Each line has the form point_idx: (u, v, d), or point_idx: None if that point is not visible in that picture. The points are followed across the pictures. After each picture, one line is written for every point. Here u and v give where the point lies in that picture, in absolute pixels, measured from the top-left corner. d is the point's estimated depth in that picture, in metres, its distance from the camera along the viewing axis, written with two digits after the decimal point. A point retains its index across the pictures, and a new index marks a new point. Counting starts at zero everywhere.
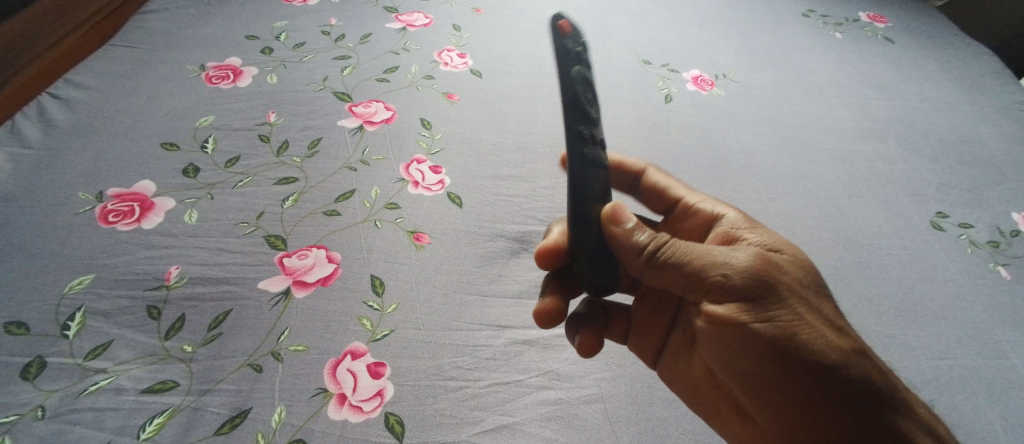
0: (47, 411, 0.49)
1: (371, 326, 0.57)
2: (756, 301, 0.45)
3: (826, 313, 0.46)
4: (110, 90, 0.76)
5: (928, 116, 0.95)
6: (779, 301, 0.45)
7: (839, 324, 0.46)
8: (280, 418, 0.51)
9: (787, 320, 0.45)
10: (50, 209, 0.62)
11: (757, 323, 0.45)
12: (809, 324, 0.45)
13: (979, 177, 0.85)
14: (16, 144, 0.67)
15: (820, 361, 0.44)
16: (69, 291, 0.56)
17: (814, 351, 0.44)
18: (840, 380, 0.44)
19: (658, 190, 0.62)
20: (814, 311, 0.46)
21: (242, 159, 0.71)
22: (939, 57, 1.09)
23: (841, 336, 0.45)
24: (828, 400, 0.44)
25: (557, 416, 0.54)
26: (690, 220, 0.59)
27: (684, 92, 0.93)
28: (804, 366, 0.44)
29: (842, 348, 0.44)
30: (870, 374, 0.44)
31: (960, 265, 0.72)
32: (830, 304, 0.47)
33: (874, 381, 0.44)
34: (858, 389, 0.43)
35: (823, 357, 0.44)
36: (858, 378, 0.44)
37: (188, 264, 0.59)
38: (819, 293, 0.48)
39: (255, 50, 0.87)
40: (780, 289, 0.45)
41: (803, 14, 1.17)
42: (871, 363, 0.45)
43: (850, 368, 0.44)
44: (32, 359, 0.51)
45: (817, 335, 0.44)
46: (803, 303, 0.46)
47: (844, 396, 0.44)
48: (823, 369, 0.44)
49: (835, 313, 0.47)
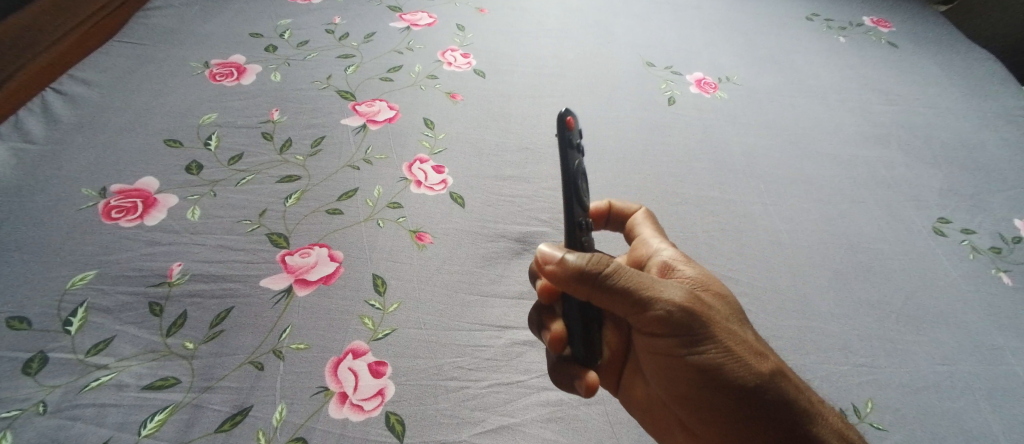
0: (48, 407, 0.49)
1: (373, 325, 0.57)
2: (686, 334, 0.48)
3: (748, 342, 0.50)
4: (114, 86, 0.76)
5: (931, 121, 0.95)
6: (708, 334, 0.48)
7: (761, 349, 0.50)
8: (280, 416, 0.51)
9: (715, 351, 0.48)
10: (53, 205, 0.62)
11: (692, 355, 0.49)
12: (734, 354, 0.48)
13: (981, 182, 0.85)
14: (20, 139, 0.67)
15: (745, 386, 0.48)
16: (71, 287, 0.56)
17: (741, 379, 0.48)
18: (763, 403, 0.47)
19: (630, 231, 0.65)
20: (737, 341, 0.49)
21: (245, 156, 0.71)
22: (942, 62, 1.09)
23: (765, 361, 0.49)
24: (753, 418, 0.48)
25: (557, 417, 0.54)
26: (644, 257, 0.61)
27: (688, 95, 0.93)
28: (732, 392, 0.48)
29: (766, 374, 0.48)
30: (790, 396, 0.48)
31: (962, 271, 0.72)
32: (754, 334, 0.51)
33: (790, 402, 0.48)
34: (779, 410, 0.47)
35: (744, 382, 0.48)
36: (779, 400, 0.48)
37: (190, 261, 0.59)
38: (743, 326, 0.51)
39: (259, 48, 0.87)
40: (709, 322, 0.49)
41: (807, 17, 1.17)
42: (790, 384, 0.49)
43: (772, 390, 0.48)
44: (34, 354, 0.51)
45: (743, 363, 0.48)
46: (730, 335, 0.49)
47: (766, 416, 0.47)
48: (748, 393, 0.48)
49: (755, 341, 0.51)
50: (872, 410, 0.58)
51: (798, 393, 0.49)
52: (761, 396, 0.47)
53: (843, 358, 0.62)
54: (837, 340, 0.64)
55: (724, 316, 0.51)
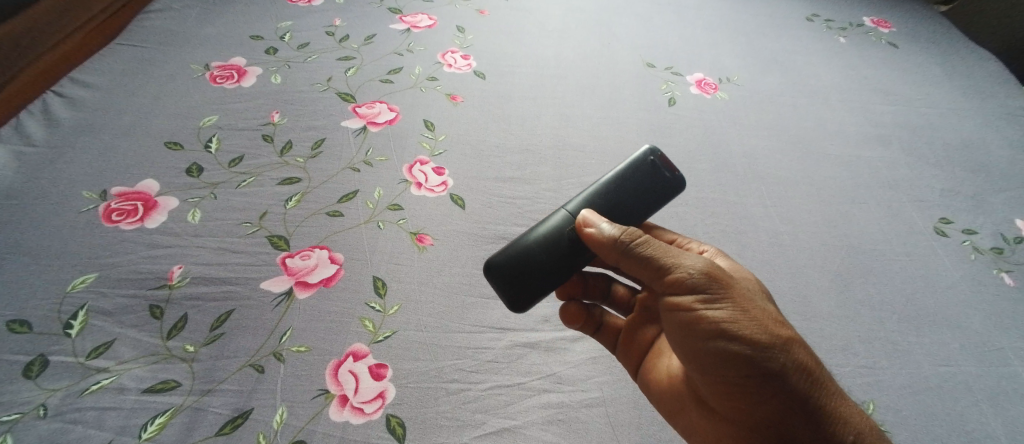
0: (48, 410, 0.49)
1: (373, 327, 0.57)
2: (709, 294, 0.48)
3: (771, 311, 0.50)
4: (115, 89, 0.76)
5: (932, 122, 0.94)
6: (729, 297, 0.49)
7: (782, 319, 0.50)
8: (281, 419, 0.51)
9: (737, 313, 0.48)
10: (53, 208, 0.62)
11: (711, 314, 0.48)
12: (756, 317, 0.48)
13: (983, 183, 0.84)
14: (20, 142, 0.67)
15: (763, 349, 0.47)
16: (71, 290, 0.56)
17: (759, 341, 0.47)
18: (780, 366, 0.47)
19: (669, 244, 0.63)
20: (760, 308, 0.49)
21: (245, 159, 0.71)
22: (942, 62, 1.09)
23: (784, 329, 0.48)
24: (773, 381, 0.47)
25: (558, 420, 0.54)
26: None
27: (688, 96, 0.93)
28: (748, 355, 0.47)
29: (783, 339, 0.48)
30: (806, 364, 0.48)
31: (964, 271, 0.72)
32: (775, 307, 0.51)
33: (808, 368, 0.47)
34: (796, 375, 0.47)
35: (765, 344, 0.47)
36: (796, 365, 0.47)
37: (191, 263, 0.59)
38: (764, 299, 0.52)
39: (259, 50, 0.87)
40: (730, 285, 0.49)
41: (807, 18, 1.16)
42: (809, 353, 0.48)
43: (789, 356, 0.47)
44: (34, 357, 0.51)
45: (763, 327, 0.48)
46: (750, 301, 0.49)
47: (780, 380, 0.47)
48: (765, 356, 0.47)
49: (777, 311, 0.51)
50: (874, 411, 0.58)
51: (816, 364, 0.48)
52: (777, 361, 0.47)
53: (845, 359, 0.62)
54: (838, 341, 0.63)
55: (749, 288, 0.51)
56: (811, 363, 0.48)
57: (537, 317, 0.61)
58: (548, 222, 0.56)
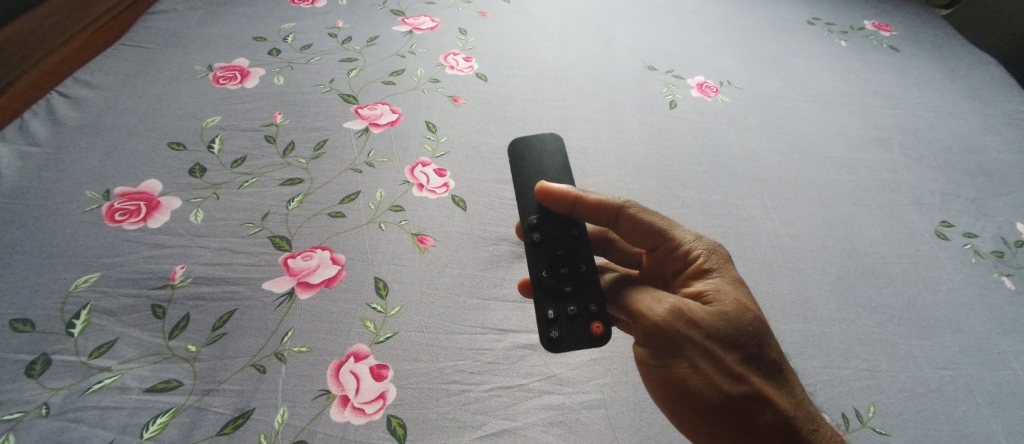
0: (51, 409, 0.49)
1: (374, 328, 0.58)
2: (658, 349, 0.49)
3: (728, 363, 0.47)
4: (120, 90, 0.77)
5: (932, 125, 0.95)
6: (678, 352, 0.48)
7: (742, 371, 0.47)
8: (283, 418, 0.51)
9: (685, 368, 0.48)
10: (57, 207, 0.62)
11: (663, 367, 0.49)
12: (705, 374, 0.47)
13: (983, 186, 0.84)
14: (25, 142, 0.68)
15: (713, 404, 0.47)
16: (75, 289, 0.56)
17: (708, 397, 0.47)
18: (732, 423, 0.47)
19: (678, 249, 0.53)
20: (713, 362, 0.47)
21: (248, 159, 0.71)
22: (944, 66, 1.09)
23: (739, 384, 0.47)
24: (726, 433, 0.48)
25: (559, 422, 0.54)
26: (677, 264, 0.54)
27: (689, 99, 0.93)
28: (702, 414, 0.48)
29: (734, 397, 0.47)
30: (763, 420, 0.47)
31: (965, 275, 0.72)
32: (740, 355, 0.48)
33: (761, 427, 0.47)
34: (749, 433, 0.47)
35: (713, 401, 0.47)
36: (749, 422, 0.47)
37: (193, 264, 0.60)
38: (732, 345, 0.48)
39: (262, 52, 0.87)
40: (685, 341, 0.48)
41: (808, 21, 1.17)
42: (767, 411, 0.47)
43: (743, 414, 0.47)
44: (37, 356, 0.52)
45: (712, 384, 0.47)
46: (705, 357, 0.48)
47: (738, 437, 0.47)
48: (721, 416, 0.48)
49: (741, 360, 0.48)
50: (874, 414, 0.58)
51: (773, 417, 0.47)
52: (731, 418, 0.47)
53: (845, 362, 0.62)
54: (838, 344, 0.63)
55: (711, 334, 0.48)
56: (772, 423, 0.46)
57: None
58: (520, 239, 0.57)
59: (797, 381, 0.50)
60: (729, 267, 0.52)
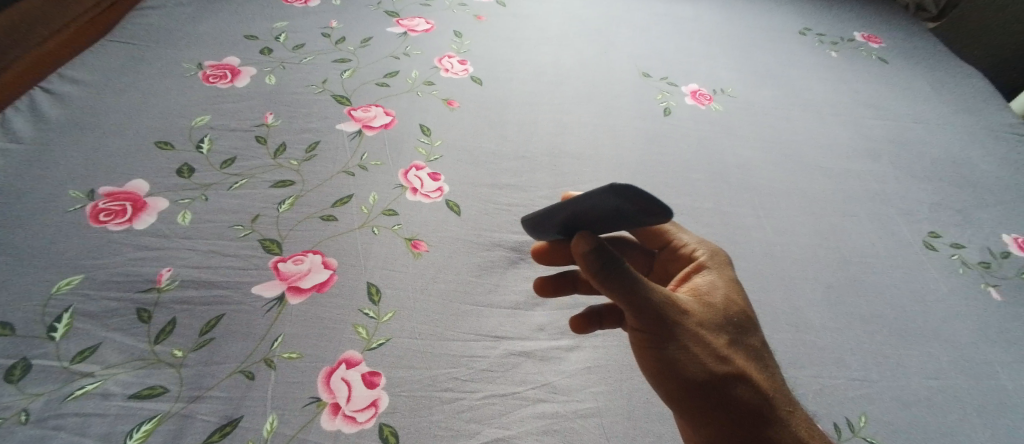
0: (30, 416, 0.47)
1: (366, 334, 0.57)
2: (651, 330, 0.47)
3: (715, 346, 0.48)
4: (106, 86, 0.75)
5: (920, 137, 0.96)
6: (669, 332, 0.47)
7: (726, 352, 0.48)
8: (272, 427, 0.50)
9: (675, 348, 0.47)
10: (40, 206, 0.61)
11: (653, 347, 0.48)
12: (693, 354, 0.47)
13: (969, 197, 0.86)
14: (6, 138, 0.66)
15: (698, 383, 0.47)
16: (56, 291, 0.55)
17: (695, 376, 0.47)
18: (716, 402, 0.47)
19: (681, 250, 0.57)
20: (701, 343, 0.48)
21: (238, 160, 0.70)
22: (930, 78, 1.11)
23: (725, 365, 0.47)
24: (712, 412, 0.47)
25: (552, 430, 0.54)
26: (678, 264, 0.57)
27: (683, 106, 0.94)
28: (687, 393, 0.47)
29: (719, 376, 0.47)
30: (746, 399, 0.47)
31: (952, 285, 0.73)
32: (725, 339, 0.49)
33: (743, 403, 0.47)
34: (732, 410, 0.47)
35: (700, 379, 0.47)
36: (732, 399, 0.47)
37: (181, 267, 0.58)
38: (718, 329, 0.50)
39: (254, 50, 0.86)
40: (679, 322, 0.47)
41: (800, 31, 1.18)
42: (747, 387, 0.47)
43: (726, 394, 0.47)
44: (16, 361, 0.50)
45: (699, 363, 0.47)
46: (696, 338, 0.47)
47: (721, 417, 0.47)
48: (705, 395, 0.47)
49: (727, 344, 0.49)
50: (865, 423, 0.58)
51: (752, 398, 0.47)
52: (715, 399, 0.47)
53: (836, 371, 0.62)
54: (829, 353, 0.64)
55: (700, 320, 0.49)
56: (751, 400, 0.47)
57: (531, 325, 0.61)
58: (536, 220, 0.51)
59: (778, 368, 0.51)
60: (723, 266, 0.55)
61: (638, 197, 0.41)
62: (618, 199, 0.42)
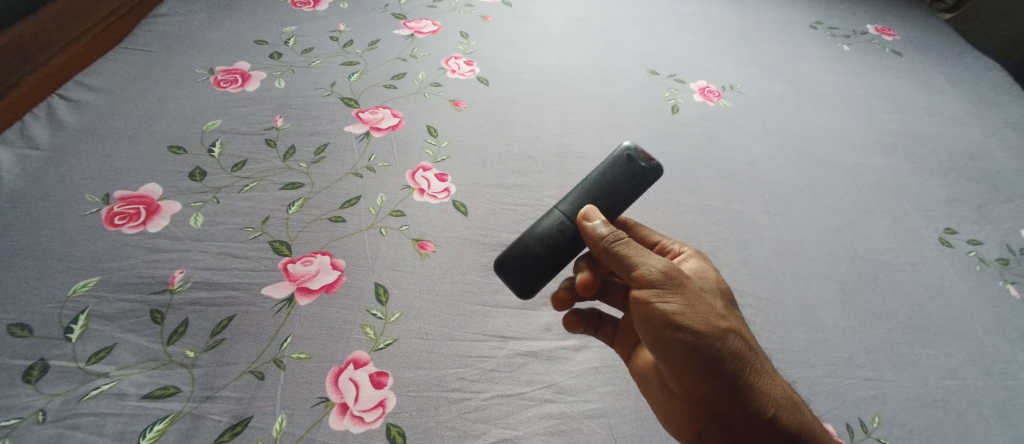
0: (48, 415, 0.49)
1: (374, 334, 0.57)
2: (660, 288, 0.49)
3: (716, 308, 0.51)
4: (121, 92, 0.77)
5: (936, 131, 0.94)
6: (678, 291, 0.50)
7: (724, 314, 0.51)
8: (281, 427, 0.50)
9: (683, 305, 0.49)
10: (57, 211, 0.62)
11: (662, 307, 0.49)
12: (700, 312, 0.49)
13: (988, 193, 0.84)
14: (26, 145, 0.68)
15: (705, 340, 0.48)
16: (73, 294, 0.56)
17: (702, 333, 0.48)
18: (719, 358, 0.48)
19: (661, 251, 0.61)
20: (705, 304, 0.50)
21: (248, 163, 0.71)
22: (947, 70, 1.09)
23: (724, 322, 0.50)
24: (716, 367, 0.48)
25: (559, 431, 0.53)
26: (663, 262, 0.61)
27: (691, 103, 0.93)
28: (693, 350, 0.49)
29: (722, 331, 0.49)
30: (745, 354, 0.49)
31: (970, 283, 0.72)
32: (721, 304, 0.52)
33: (743, 357, 0.49)
34: (733, 364, 0.49)
35: (706, 335, 0.48)
36: (734, 355, 0.49)
37: (192, 268, 0.59)
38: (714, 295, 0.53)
39: (264, 55, 0.87)
40: (685, 283, 0.50)
41: (811, 25, 1.16)
42: (746, 345, 0.50)
43: (728, 350, 0.49)
44: (34, 362, 0.51)
45: (705, 319, 0.49)
46: (698, 296, 0.50)
47: (723, 371, 0.48)
48: (710, 351, 0.48)
49: (723, 309, 0.52)
50: (879, 424, 0.58)
51: (747, 352, 0.49)
52: (715, 352, 0.48)
53: (849, 371, 0.61)
54: (842, 353, 0.63)
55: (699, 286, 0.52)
56: (749, 356, 0.49)
57: (538, 325, 0.61)
58: (538, 231, 0.55)
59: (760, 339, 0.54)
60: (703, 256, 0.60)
61: (636, 170, 0.56)
62: (625, 172, 0.56)
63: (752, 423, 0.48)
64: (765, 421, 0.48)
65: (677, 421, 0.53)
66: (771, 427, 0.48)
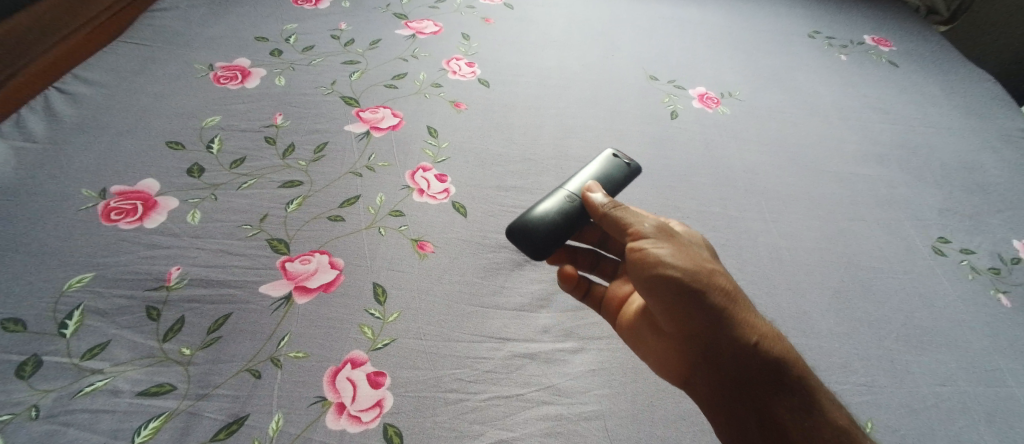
0: (41, 412, 0.48)
1: (372, 334, 0.57)
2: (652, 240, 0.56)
3: (700, 255, 0.57)
4: (119, 87, 0.76)
5: (931, 142, 0.95)
6: (667, 240, 0.56)
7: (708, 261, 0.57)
8: (278, 426, 0.50)
9: (675, 252, 0.55)
10: (52, 205, 0.62)
11: (655, 254, 0.55)
12: (688, 256, 0.55)
13: (981, 203, 0.85)
14: (22, 138, 0.67)
15: (695, 280, 0.54)
16: (67, 289, 0.55)
17: (691, 274, 0.54)
18: (708, 296, 0.54)
19: None
20: (691, 251, 0.56)
21: (247, 160, 0.71)
22: (942, 81, 1.10)
23: (709, 265, 0.56)
24: (705, 304, 0.54)
25: (556, 433, 0.54)
26: None
27: (690, 109, 0.94)
28: (684, 292, 0.54)
29: (708, 272, 0.55)
30: (730, 294, 0.55)
31: (963, 291, 0.72)
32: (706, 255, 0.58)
33: (728, 295, 0.54)
34: (721, 301, 0.54)
35: (696, 276, 0.54)
36: (720, 292, 0.54)
37: (189, 265, 0.59)
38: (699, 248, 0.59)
39: (264, 52, 0.87)
40: (672, 235, 0.57)
41: (809, 34, 1.17)
42: (730, 286, 0.56)
43: (715, 288, 0.54)
44: (28, 357, 0.51)
45: (693, 262, 0.55)
46: (685, 245, 0.56)
47: (712, 306, 0.54)
48: (700, 290, 0.54)
49: (707, 258, 0.58)
50: (872, 430, 0.58)
51: (730, 290, 0.55)
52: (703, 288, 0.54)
53: (843, 377, 0.62)
54: (836, 359, 0.63)
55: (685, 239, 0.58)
56: (733, 294, 0.55)
57: (536, 327, 0.61)
58: (550, 203, 0.63)
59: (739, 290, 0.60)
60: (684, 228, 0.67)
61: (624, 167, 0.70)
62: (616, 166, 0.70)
63: (739, 352, 0.53)
64: (750, 348, 0.53)
65: (670, 361, 0.57)
66: (755, 352, 0.53)
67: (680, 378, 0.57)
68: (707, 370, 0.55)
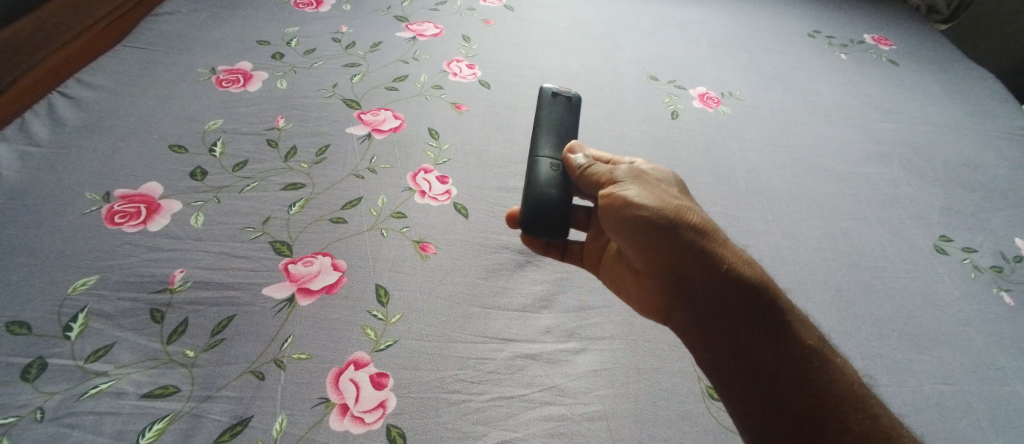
0: (46, 414, 0.48)
1: (374, 335, 0.57)
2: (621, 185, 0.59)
3: (670, 192, 0.59)
4: (122, 91, 0.77)
5: (932, 140, 0.95)
6: (636, 183, 0.59)
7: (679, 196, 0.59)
8: (281, 427, 0.50)
9: (642, 193, 0.57)
10: (56, 208, 0.62)
11: (624, 197, 0.58)
12: (655, 195, 0.57)
13: (982, 201, 0.85)
14: (26, 142, 0.67)
15: (663, 216, 0.56)
16: (72, 292, 0.56)
17: (660, 212, 0.56)
18: (677, 230, 0.56)
19: None
20: (660, 189, 0.58)
21: (250, 163, 0.71)
22: (943, 80, 1.10)
23: (678, 201, 0.58)
24: (675, 241, 0.56)
25: (559, 433, 0.54)
26: None
27: (691, 109, 0.94)
28: (653, 229, 0.56)
29: (677, 209, 0.57)
30: (700, 227, 0.56)
31: (965, 290, 0.72)
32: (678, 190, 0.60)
33: (698, 228, 0.56)
34: (690, 234, 0.56)
35: (664, 213, 0.56)
36: (689, 226, 0.56)
37: (193, 268, 0.59)
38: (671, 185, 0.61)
39: (266, 55, 0.87)
40: (642, 177, 0.59)
41: (809, 34, 1.17)
42: (701, 220, 0.57)
43: (684, 222, 0.56)
44: (33, 360, 0.51)
45: (661, 200, 0.57)
46: (653, 185, 0.59)
47: (682, 241, 0.56)
48: (669, 225, 0.56)
49: (679, 193, 0.60)
50: None
51: (700, 224, 0.57)
52: (669, 223, 0.56)
53: None
54: None
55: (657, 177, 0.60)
56: (704, 228, 0.56)
57: (538, 327, 0.61)
58: (542, 175, 0.60)
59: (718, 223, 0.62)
60: None
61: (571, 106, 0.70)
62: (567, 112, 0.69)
63: (711, 281, 0.55)
64: (719, 276, 0.55)
65: (647, 299, 0.61)
66: (724, 279, 0.55)
67: (660, 315, 0.60)
68: (684, 303, 0.57)
